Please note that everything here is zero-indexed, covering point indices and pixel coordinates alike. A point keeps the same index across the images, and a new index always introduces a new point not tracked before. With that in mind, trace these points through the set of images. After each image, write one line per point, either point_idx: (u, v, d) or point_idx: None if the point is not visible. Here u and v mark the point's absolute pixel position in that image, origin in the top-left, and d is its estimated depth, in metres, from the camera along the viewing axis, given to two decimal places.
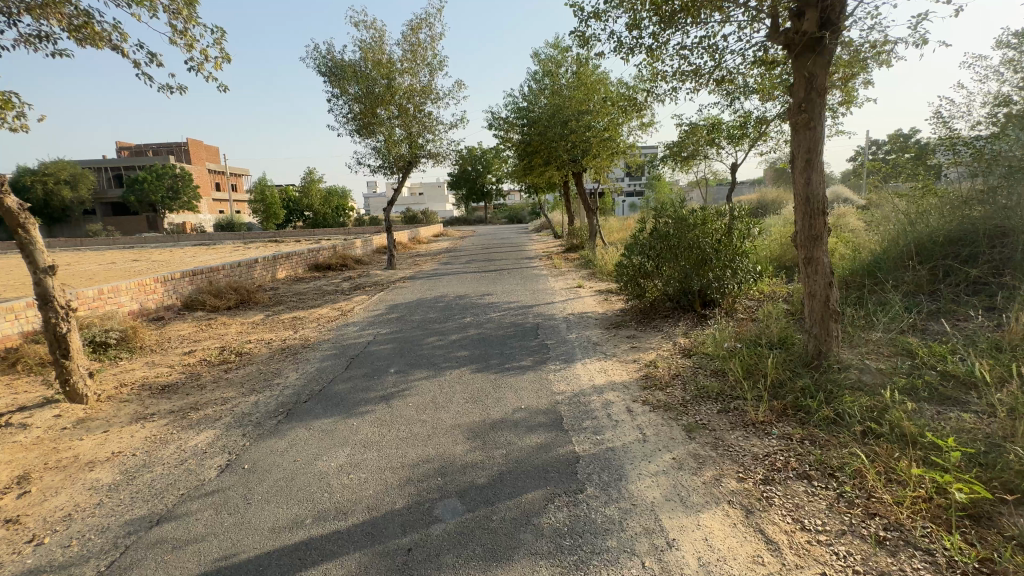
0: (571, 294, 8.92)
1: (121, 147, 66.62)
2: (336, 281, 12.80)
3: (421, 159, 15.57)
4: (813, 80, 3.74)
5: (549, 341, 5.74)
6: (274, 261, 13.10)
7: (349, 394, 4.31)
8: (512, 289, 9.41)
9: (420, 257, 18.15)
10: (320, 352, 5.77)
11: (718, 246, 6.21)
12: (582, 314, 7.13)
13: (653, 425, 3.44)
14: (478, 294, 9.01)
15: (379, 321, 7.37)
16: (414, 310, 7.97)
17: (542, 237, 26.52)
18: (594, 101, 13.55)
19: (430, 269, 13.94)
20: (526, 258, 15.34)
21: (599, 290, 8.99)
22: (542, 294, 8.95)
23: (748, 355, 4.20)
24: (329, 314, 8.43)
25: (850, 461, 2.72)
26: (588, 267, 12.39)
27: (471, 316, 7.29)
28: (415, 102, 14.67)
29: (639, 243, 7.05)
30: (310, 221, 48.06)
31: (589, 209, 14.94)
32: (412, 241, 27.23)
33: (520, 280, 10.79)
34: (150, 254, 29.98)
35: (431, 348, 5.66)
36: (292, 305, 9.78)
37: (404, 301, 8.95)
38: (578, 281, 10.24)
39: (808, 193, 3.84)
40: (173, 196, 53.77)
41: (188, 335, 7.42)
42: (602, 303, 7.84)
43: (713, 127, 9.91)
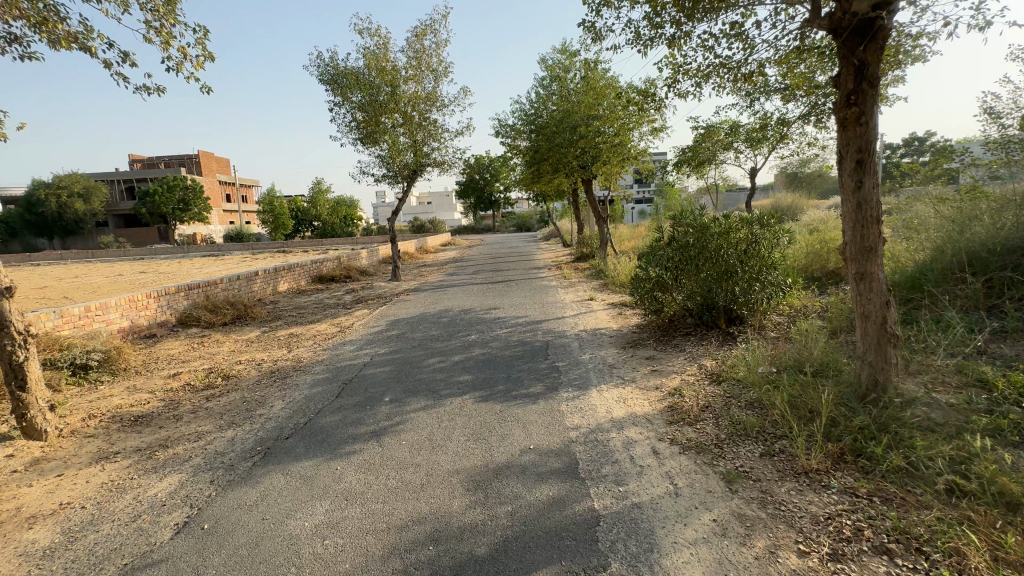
0: (582, 308, 8.41)
1: (134, 160, 67.54)
2: (339, 294, 12.42)
3: (426, 167, 15.23)
4: (863, 68, 3.25)
5: (561, 362, 5.25)
6: (276, 274, 12.76)
7: (335, 429, 3.83)
8: (519, 303, 8.93)
9: (426, 267, 17.76)
10: (311, 376, 5.32)
11: (744, 257, 5.69)
12: (595, 332, 6.62)
13: (685, 473, 2.92)
14: (484, 309, 8.54)
15: (378, 339, 6.92)
16: (416, 326, 7.52)
17: (551, 245, 26.05)
18: (603, 106, 13.12)
19: (436, 280, 13.52)
20: (535, 268, 14.87)
21: (612, 304, 8.47)
22: (552, 308, 8.45)
23: (790, 385, 3.66)
24: (327, 330, 8.00)
25: (941, 531, 2.19)
26: (599, 277, 11.87)
27: (476, 333, 6.80)
28: (420, 109, 14.37)
29: (655, 253, 6.54)
30: (318, 231, 48.11)
31: (599, 216, 14.45)
32: (418, 250, 26.93)
33: (528, 292, 10.31)
34: (158, 265, 30.11)
35: (431, 371, 5.18)
36: (290, 321, 9.38)
37: (406, 316, 8.51)
38: (589, 293, 9.74)
39: (861, 198, 3.32)
40: (184, 208, 54.28)
41: (177, 355, 7.03)
42: (617, 318, 7.32)
43: (730, 131, 9.41)
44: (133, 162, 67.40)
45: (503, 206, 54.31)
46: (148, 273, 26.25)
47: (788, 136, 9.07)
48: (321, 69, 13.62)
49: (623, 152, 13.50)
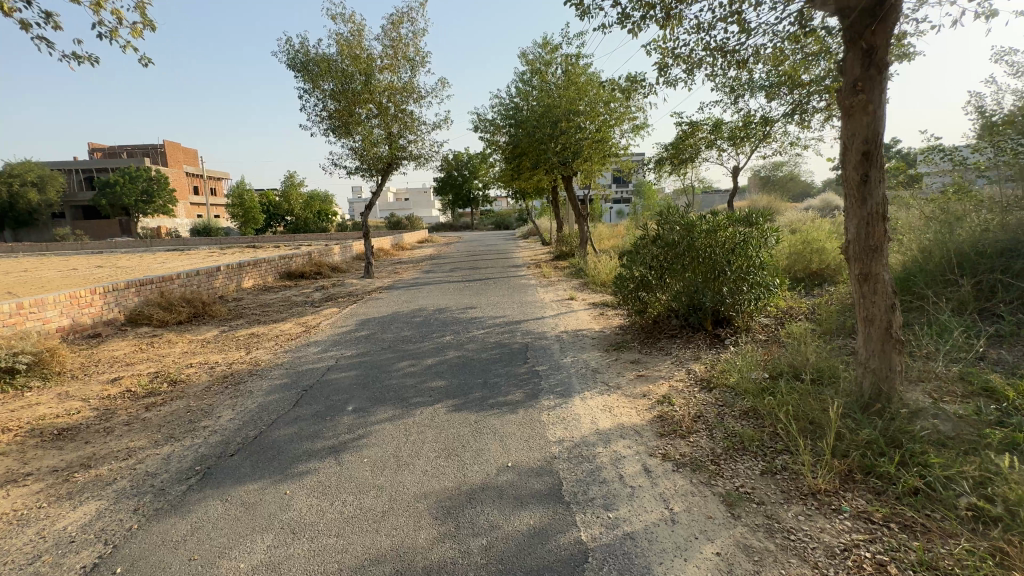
0: (563, 308, 8.11)
1: (94, 149, 64.39)
2: (308, 291, 11.84)
3: (402, 161, 14.72)
4: (873, 52, 2.99)
5: (541, 367, 4.91)
6: (240, 270, 12.09)
7: (289, 444, 3.40)
8: (497, 302, 8.58)
9: (402, 264, 17.24)
10: (268, 382, 4.85)
11: (731, 257, 5.46)
12: (576, 333, 6.31)
13: (680, 495, 2.62)
14: (460, 308, 8.15)
15: (345, 339, 6.46)
16: (387, 326, 7.08)
17: (530, 244, 25.75)
18: (585, 102, 12.86)
19: (410, 278, 13.03)
20: (514, 267, 14.51)
21: (593, 304, 8.20)
22: (531, 308, 8.12)
23: (788, 393, 3.41)
24: (291, 330, 7.49)
25: (973, 567, 1.93)
26: (579, 276, 11.61)
27: (451, 334, 6.42)
28: (396, 100, 13.86)
29: (640, 252, 6.29)
30: (290, 226, 46.73)
31: (580, 214, 14.21)
32: (394, 247, 26.31)
33: (507, 291, 9.96)
34: (118, 260, 28.67)
35: (400, 376, 4.79)
36: (253, 319, 8.80)
37: (377, 315, 8.05)
38: (569, 293, 9.45)
39: (866, 193, 3.07)
40: (148, 200, 52.06)
41: (122, 357, 6.43)
42: (598, 319, 7.04)
43: (713, 129, 9.24)
44: (93, 151, 64.26)
45: (482, 203, 53.80)
46: (105, 268, 24.90)
47: (771, 136, 8.96)
48: (291, 55, 12.97)
49: (604, 149, 13.27)
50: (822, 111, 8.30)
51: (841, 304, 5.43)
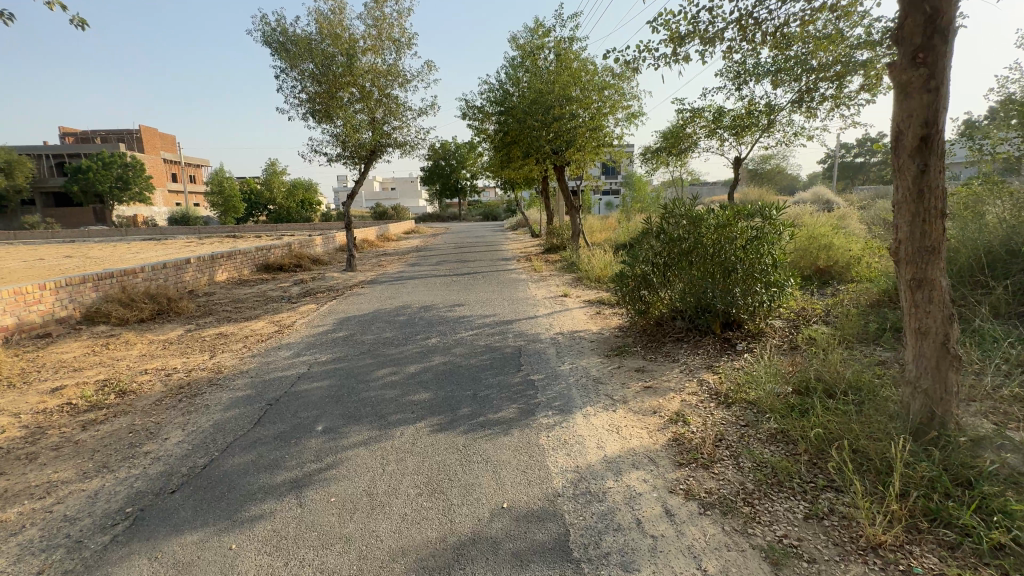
0: (556, 306, 7.62)
1: (65, 133, 61.81)
2: (286, 285, 11.19)
3: (386, 148, 14.02)
4: (938, 16, 2.53)
5: (537, 375, 4.44)
6: (213, 262, 11.36)
7: (242, 477, 2.87)
8: (487, 300, 8.05)
9: (386, 257, 16.60)
10: (229, 394, 4.30)
11: (743, 254, 5.01)
12: (573, 335, 5.83)
13: (714, 549, 2.16)
14: (447, 306, 7.62)
15: (321, 342, 5.90)
16: (368, 326, 6.54)
17: (519, 235, 25.21)
18: (578, 89, 12.31)
19: (395, 271, 12.44)
20: (503, 260, 14.00)
21: (589, 302, 7.73)
22: (523, 306, 7.62)
23: (824, 415, 2.97)
24: (263, 329, 6.90)
25: None
26: (571, 271, 11.14)
27: (437, 336, 5.89)
28: (379, 84, 13.15)
29: (643, 249, 5.82)
30: (273, 216, 45.49)
31: (572, 206, 13.71)
32: (380, 238, 25.56)
33: (497, 287, 9.46)
34: (89, 249, 27.46)
35: (379, 386, 4.27)
36: (223, 317, 8.16)
37: (357, 314, 7.48)
38: (562, 289, 8.96)
39: (924, 185, 2.61)
40: (123, 187, 50.25)
41: (70, 361, 5.79)
42: (596, 319, 6.57)
43: (714, 118, 8.76)
44: (64, 135, 61.73)
45: (470, 194, 53.00)
46: (74, 257, 23.75)
47: (775, 126, 8.52)
48: (267, 33, 12.14)
49: (597, 138, 12.76)
50: (828, 101, 7.89)
51: (859, 307, 5.03)
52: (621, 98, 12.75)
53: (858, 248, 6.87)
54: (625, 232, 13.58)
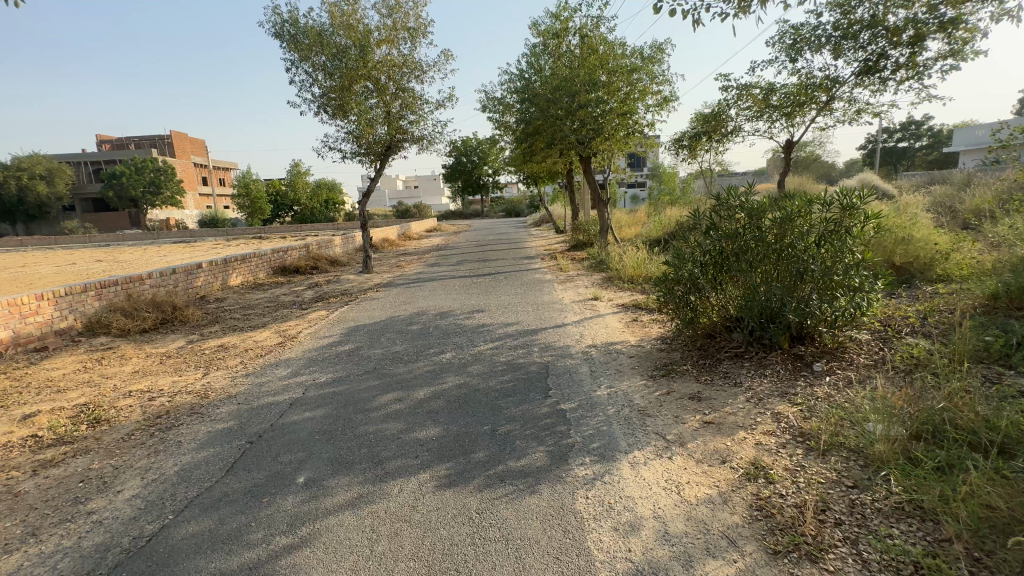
0: (586, 311, 6.82)
1: (102, 141, 63.97)
2: (299, 289, 10.72)
3: (403, 143, 13.41)
4: None
5: (569, 404, 3.68)
6: (226, 266, 10.98)
7: (190, 558, 2.22)
8: (509, 305, 7.32)
9: (406, 257, 16.07)
10: (209, 426, 3.68)
11: (818, 252, 4.11)
12: (609, 349, 5.03)
13: None
14: (465, 313, 6.91)
15: (324, 357, 5.28)
16: (377, 338, 5.90)
17: (542, 231, 24.41)
18: (604, 73, 11.43)
19: (413, 272, 11.85)
20: (526, 258, 13.25)
21: (623, 306, 6.90)
22: (549, 312, 6.85)
23: (980, 485, 2.11)
24: (266, 341, 6.35)
25: None
26: (600, 270, 10.31)
27: (452, 351, 5.19)
28: (394, 75, 12.53)
29: (690, 248, 4.96)
30: (297, 216, 45.89)
31: (599, 199, 12.84)
32: (401, 237, 25.15)
33: (520, 289, 8.72)
34: (119, 253, 27.94)
35: (381, 418, 3.59)
36: (230, 325, 7.68)
37: (368, 322, 6.86)
38: (592, 291, 8.17)
39: None
40: (156, 191, 51.60)
41: (58, 379, 5.33)
42: (633, 328, 5.75)
43: (762, 97, 7.78)
44: (100, 143, 63.85)
45: (492, 190, 52.35)
46: (104, 262, 24.18)
47: (834, 103, 7.49)
48: (278, 26, 11.64)
49: (626, 126, 11.85)
50: (900, 71, 6.84)
51: (967, 316, 4.07)
52: (652, 83, 11.80)
53: (944, 241, 5.85)
54: (657, 227, 12.65)
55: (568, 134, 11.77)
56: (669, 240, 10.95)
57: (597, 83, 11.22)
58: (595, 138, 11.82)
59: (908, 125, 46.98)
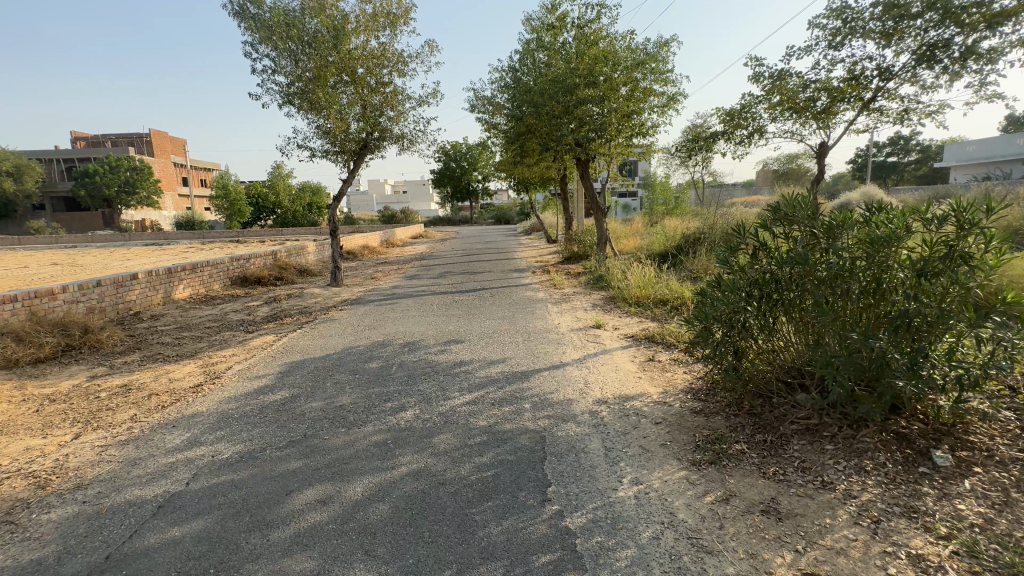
0: (588, 344, 5.56)
1: (76, 138, 61.47)
2: (255, 305, 9.33)
3: (382, 142, 12.09)
4: None
5: (579, 520, 2.40)
6: (170, 277, 9.54)
7: None
8: (495, 334, 6.04)
9: (385, 267, 14.72)
10: (9, 554, 2.32)
11: (925, 287, 2.89)
12: (625, 408, 3.75)
13: None
14: (440, 347, 5.60)
15: (245, 412, 3.93)
16: (324, 381, 4.57)
17: (532, 240, 23.21)
18: (605, 69, 10.30)
19: (389, 286, 10.54)
20: (515, 271, 12.02)
21: (633, 339, 5.64)
22: (543, 346, 5.56)
23: None
24: (184, 380, 4.98)
25: None
26: (599, 289, 9.10)
27: (416, 407, 3.87)
28: (372, 67, 11.27)
29: (732, 273, 3.75)
30: (279, 220, 44.16)
31: (598, 208, 11.64)
32: (384, 244, 23.79)
33: (509, 311, 7.46)
34: (79, 255, 26.08)
35: (284, 547, 2.27)
36: (152, 354, 6.27)
37: (317, 355, 5.51)
38: (593, 315, 6.94)
39: None
40: (130, 191, 49.57)
41: None
42: (653, 374, 4.49)
43: (793, 92, 6.68)
44: (76, 139, 61.62)
45: (481, 197, 51.04)
46: (59, 265, 22.43)
47: (875, 101, 6.46)
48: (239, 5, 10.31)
49: (627, 129, 10.69)
50: (957, 64, 5.83)
51: None
52: (656, 82, 10.68)
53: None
54: (660, 240, 11.50)
55: (564, 136, 10.58)
56: (676, 256, 9.80)
57: (596, 79, 10.07)
58: (594, 141, 10.64)
59: (899, 139, 46.88)
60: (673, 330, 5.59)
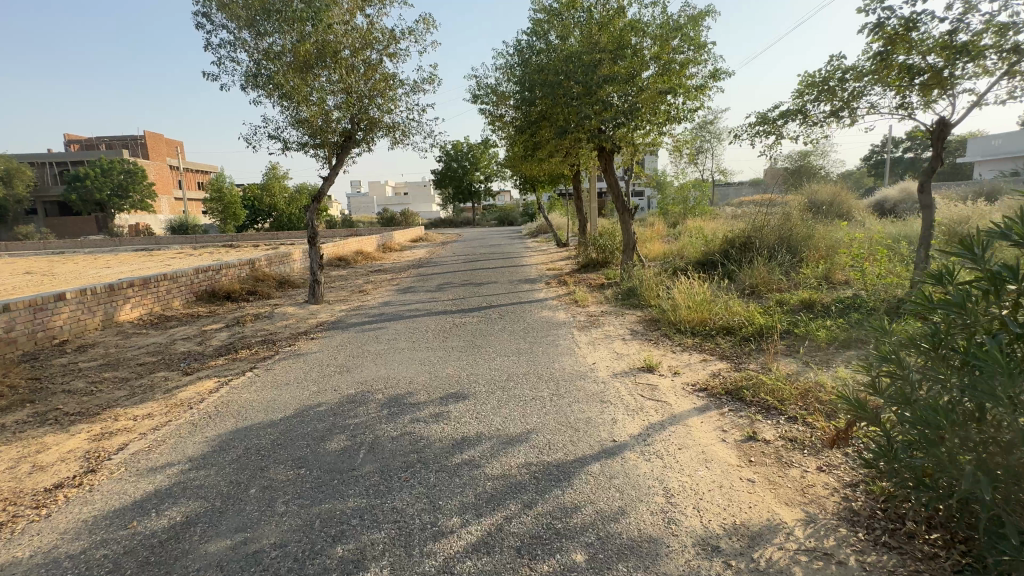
0: (647, 404, 3.85)
1: (71, 141, 60.54)
2: (214, 329, 7.71)
3: (370, 133, 10.42)
4: None
5: None
6: (113, 296, 7.91)
7: None
8: (511, 385, 4.34)
9: (379, 277, 13.11)
10: None
11: None
12: (761, 571, 2.07)
13: None
14: (432, 410, 3.90)
15: (88, 567, 2.26)
16: (248, 484, 2.90)
17: (541, 245, 21.53)
18: (632, 44, 8.62)
19: (378, 303, 8.88)
20: (527, 283, 10.36)
21: (711, 396, 3.92)
22: (581, 407, 3.86)
23: None
24: (49, 470, 3.33)
25: None
26: (632, 307, 7.43)
27: (382, 562, 2.19)
28: (355, 46, 9.64)
29: (957, 331, 2.04)
30: (275, 223, 42.64)
31: (622, 209, 9.97)
32: (382, 249, 22.27)
33: (525, 342, 5.79)
34: (57, 262, 24.56)
35: None
36: (44, 412, 4.61)
37: (256, 422, 3.83)
38: (637, 350, 5.27)
39: None
40: (123, 195, 48.36)
41: None
42: (773, 476, 2.78)
43: (910, 47, 4.91)
44: (70, 142, 60.43)
45: (483, 198, 49.28)
46: (35, 274, 21.07)
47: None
48: None
49: (660, 113, 8.92)
50: None
51: None
52: (693, 58, 8.95)
53: None
54: (697, 245, 9.76)
55: (585, 120, 8.78)
56: (724, 265, 8.07)
57: (624, 53, 8.34)
58: (619, 128, 8.88)
59: (917, 136, 45.11)
60: (768, 384, 3.87)
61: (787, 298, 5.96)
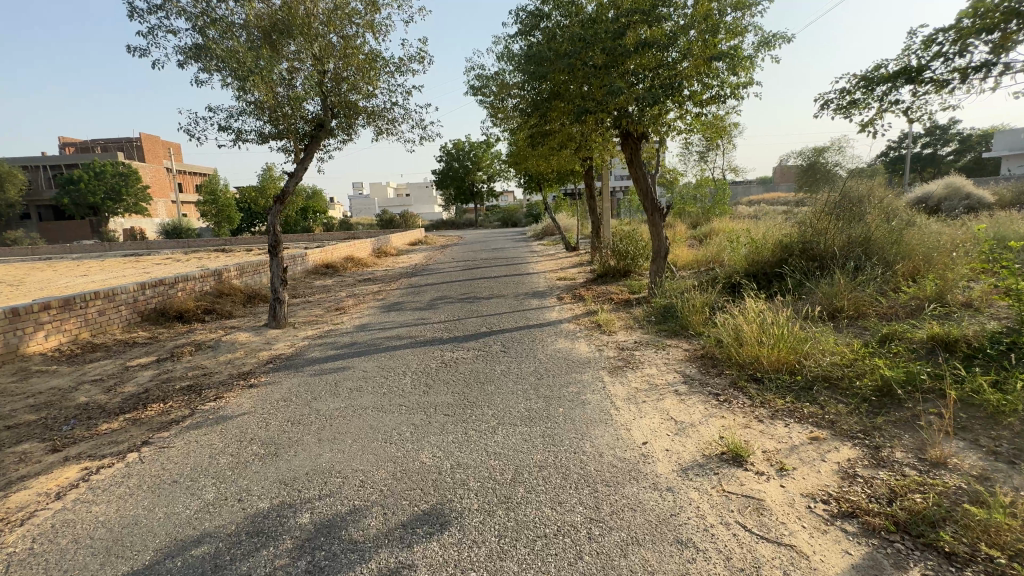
0: (765, 557, 2.16)
1: (66, 144, 59.42)
2: (139, 365, 6.07)
3: (348, 120, 8.76)
4: None
5: None
6: (17, 322, 6.29)
7: None
8: (520, 499, 2.66)
9: (366, 288, 11.49)
10: None
11: None
12: None
13: None
14: (383, 564, 2.21)
15: None
16: None
17: (547, 249, 19.86)
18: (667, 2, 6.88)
19: (352, 327, 7.23)
20: (534, 298, 8.68)
21: (874, 538, 2.22)
22: (646, 560, 2.16)
23: None
24: None
25: None
26: (673, 336, 5.73)
27: None
28: (326, 14, 7.94)
29: None
30: None
31: (649, 210, 8.29)
32: (377, 253, 20.73)
33: (538, 396, 4.11)
34: (31, 269, 23.07)
35: None
36: None
37: None
38: (702, 417, 3.58)
39: None
40: (116, 198, 47.09)
41: None
42: None
43: None
44: (65, 146, 59.23)
45: (484, 198, 47.63)
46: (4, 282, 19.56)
47: None
48: None
49: (699, 91, 7.23)
50: None
51: None
52: (739, 20, 7.23)
53: None
54: (741, 250, 8.02)
55: (609, 99, 7.05)
56: (787, 280, 6.36)
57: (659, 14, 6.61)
58: (651, 109, 7.15)
59: (939, 130, 42.93)
60: (981, 516, 2.17)
61: (903, 331, 4.26)
